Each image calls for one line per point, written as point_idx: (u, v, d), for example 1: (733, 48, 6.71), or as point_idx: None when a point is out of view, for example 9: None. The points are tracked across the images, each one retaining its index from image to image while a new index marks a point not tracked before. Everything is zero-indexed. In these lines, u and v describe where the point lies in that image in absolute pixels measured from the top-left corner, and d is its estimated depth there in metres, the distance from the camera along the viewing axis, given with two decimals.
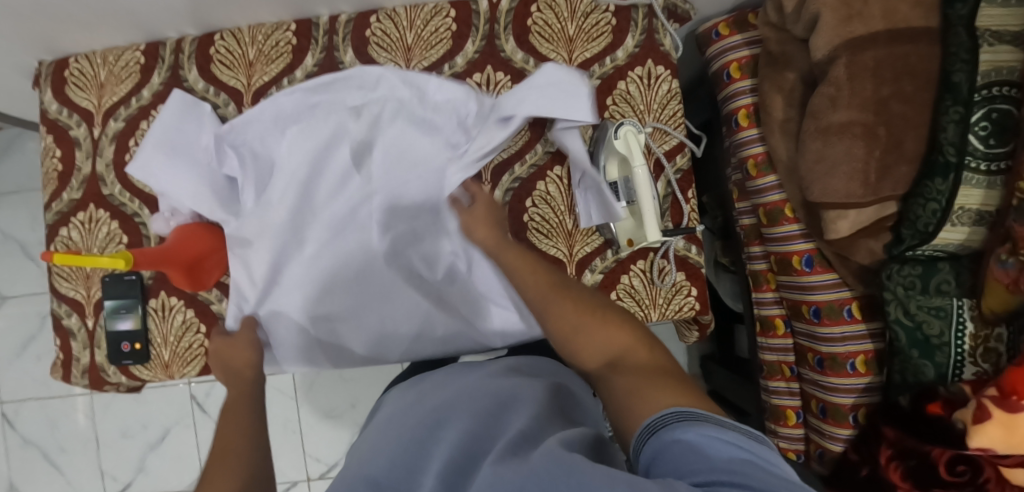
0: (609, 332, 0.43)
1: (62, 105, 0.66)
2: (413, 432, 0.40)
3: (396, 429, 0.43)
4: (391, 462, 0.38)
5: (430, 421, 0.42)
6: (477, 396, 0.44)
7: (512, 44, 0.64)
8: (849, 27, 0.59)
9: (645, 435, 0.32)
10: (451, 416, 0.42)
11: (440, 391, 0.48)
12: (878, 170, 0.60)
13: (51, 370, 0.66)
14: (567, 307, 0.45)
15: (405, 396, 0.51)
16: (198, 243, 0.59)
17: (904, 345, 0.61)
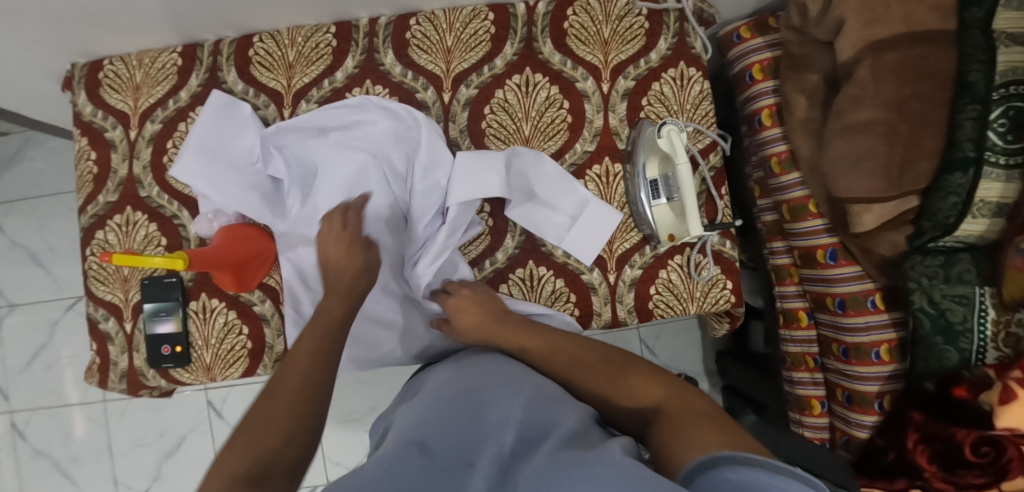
0: (644, 387, 0.46)
1: (97, 108, 0.65)
2: (473, 407, 0.41)
3: (437, 401, 0.43)
4: (444, 431, 0.38)
5: (490, 399, 0.42)
6: (525, 384, 0.45)
7: (550, 47, 0.66)
8: (872, 29, 0.61)
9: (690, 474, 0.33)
10: (500, 395, 0.42)
11: (486, 372, 0.48)
12: (900, 165, 0.62)
13: (87, 375, 0.65)
14: (606, 371, 0.50)
15: (449, 370, 0.52)
16: (243, 246, 0.59)
17: (928, 333, 0.63)
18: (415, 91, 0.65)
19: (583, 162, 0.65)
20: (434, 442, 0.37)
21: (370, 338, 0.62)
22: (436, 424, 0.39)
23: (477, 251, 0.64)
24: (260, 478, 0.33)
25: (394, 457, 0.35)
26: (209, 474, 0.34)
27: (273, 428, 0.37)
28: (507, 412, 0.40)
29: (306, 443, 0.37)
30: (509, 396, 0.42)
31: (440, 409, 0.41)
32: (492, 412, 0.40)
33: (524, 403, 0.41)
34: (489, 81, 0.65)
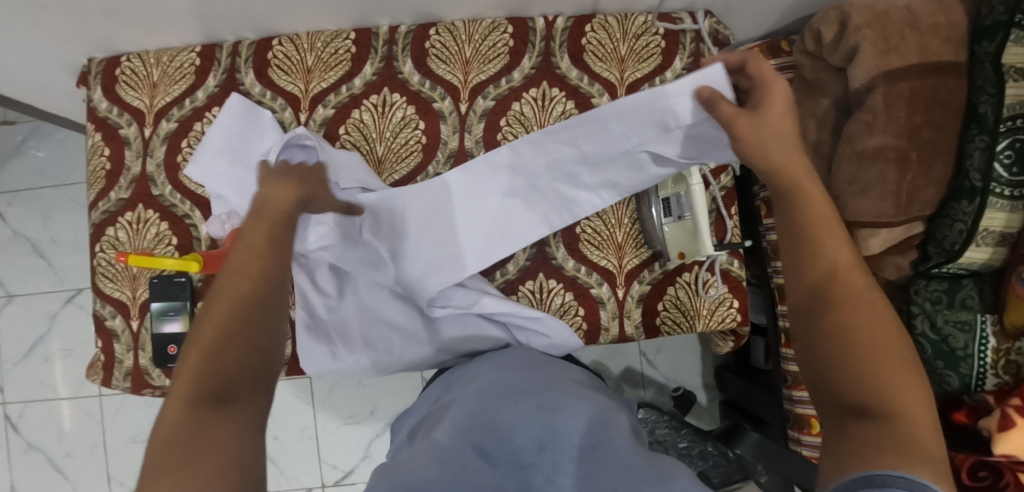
0: (879, 352, 0.32)
1: (113, 104, 0.65)
2: (521, 411, 0.45)
3: (485, 402, 0.47)
4: (500, 439, 0.43)
5: (537, 404, 0.46)
6: (570, 390, 0.49)
7: (567, 62, 0.67)
8: (887, 59, 0.61)
9: (859, 479, 0.28)
10: (557, 402, 0.46)
11: (532, 376, 0.53)
12: (909, 192, 0.63)
13: (91, 372, 0.65)
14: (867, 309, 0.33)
15: (488, 374, 0.54)
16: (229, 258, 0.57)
17: (930, 357, 0.65)
18: (433, 100, 0.65)
19: None
20: (495, 452, 0.42)
21: (380, 345, 0.62)
22: (490, 435, 0.43)
23: (487, 261, 0.64)
24: (226, 391, 0.32)
25: (456, 461, 0.39)
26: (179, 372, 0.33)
27: (236, 336, 0.34)
28: (560, 421, 0.44)
29: (273, 337, 0.36)
30: (560, 401, 0.47)
31: (495, 412, 0.45)
32: (540, 419, 0.44)
33: (576, 411, 0.45)
34: (506, 94, 0.66)
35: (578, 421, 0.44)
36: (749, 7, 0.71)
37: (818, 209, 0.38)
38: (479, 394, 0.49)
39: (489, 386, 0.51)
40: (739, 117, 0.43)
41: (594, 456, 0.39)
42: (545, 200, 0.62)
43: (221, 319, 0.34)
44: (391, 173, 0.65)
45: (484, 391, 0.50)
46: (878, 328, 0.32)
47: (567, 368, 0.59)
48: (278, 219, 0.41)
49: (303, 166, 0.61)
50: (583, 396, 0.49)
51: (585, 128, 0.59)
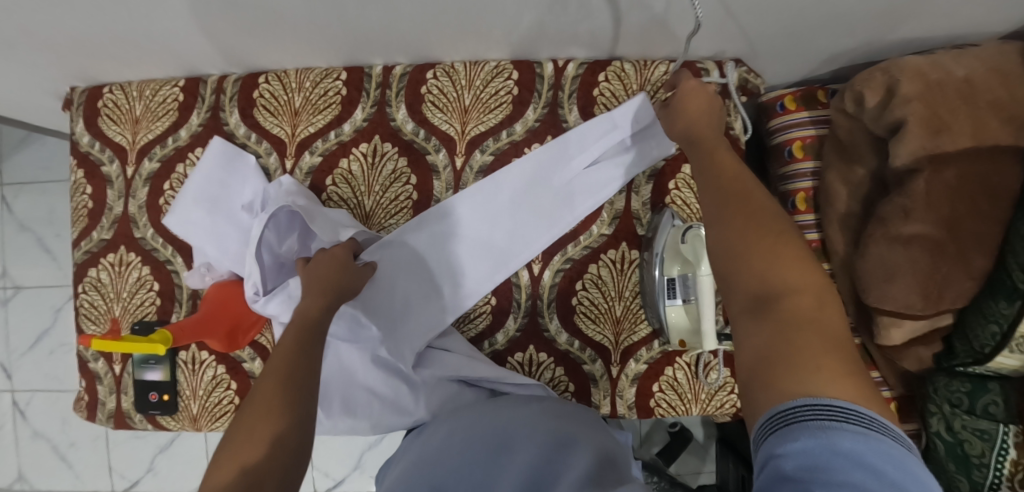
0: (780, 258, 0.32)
1: (95, 139, 0.62)
2: (480, 453, 0.45)
3: (448, 449, 0.47)
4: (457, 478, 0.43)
5: (494, 447, 0.46)
6: (537, 426, 0.48)
7: (576, 115, 0.61)
8: (935, 139, 0.54)
9: (766, 423, 0.26)
10: (513, 446, 0.45)
11: (505, 413, 0.51)
12: (940, 285, 0.57)
13: (76, 409, 0.65)
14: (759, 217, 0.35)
15: (461, 417, 0.52)
16: (186, 332, 0.54)
17: (942, 456, 0.62)
18: (426, 152, 0.60)
19: (597, 247, 0.61)
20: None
21: (358, 410, 0.60)
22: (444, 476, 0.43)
23: (477, 328, 0.61)
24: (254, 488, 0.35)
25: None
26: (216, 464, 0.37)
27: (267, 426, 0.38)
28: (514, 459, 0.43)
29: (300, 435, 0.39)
30: (521, 441, 0.46)
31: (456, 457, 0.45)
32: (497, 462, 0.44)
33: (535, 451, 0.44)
34: (506, 148, 0.60)
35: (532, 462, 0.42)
36: (787, 56, 0.63)
37: (723, 166, 0.41)
38: (446, 439, 0.49)
39: (461, 429, 0.50)
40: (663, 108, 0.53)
41: None
42: (529, 225, 0.60)
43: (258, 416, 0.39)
44: (380, 228, 0.61)
45: (451, 436, 0.49)
46: (762, 224, 0.34)
47: (577, 412, 0.53)
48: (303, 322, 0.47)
49: (290, 232, 0.57)
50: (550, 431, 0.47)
51: (558, 145, 0.60)
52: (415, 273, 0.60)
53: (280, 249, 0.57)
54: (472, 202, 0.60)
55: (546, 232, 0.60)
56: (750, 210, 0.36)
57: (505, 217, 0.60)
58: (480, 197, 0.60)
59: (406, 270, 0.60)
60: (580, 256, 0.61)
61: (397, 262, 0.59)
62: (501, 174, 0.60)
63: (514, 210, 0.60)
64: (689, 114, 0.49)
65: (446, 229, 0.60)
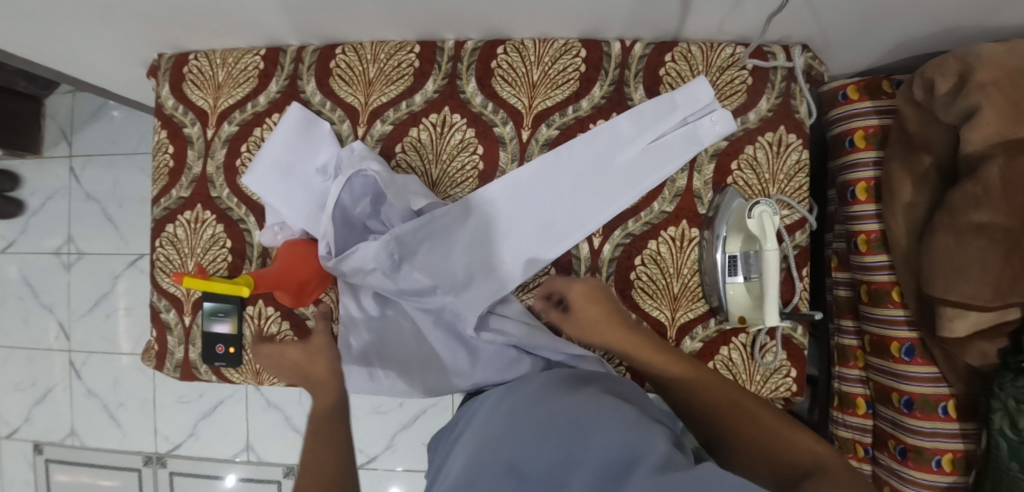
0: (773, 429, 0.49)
1: (179, 102, 0.65)
2: (549, 429, 0.42)
3: (514, 424, 0.44)
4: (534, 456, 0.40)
5: (564, 424, 0.42)
6: (602, 406, 0.45)
7: (641, 94, 0.62)
8: (1013, 127, 0.54)
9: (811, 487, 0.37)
10: (588, 419, 0.42)
11: (561, 390, 0.48)
12: (1013, 279, 0.56)
13: (145, 358, 0.68)
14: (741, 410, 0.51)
15: (513, 394, 0.49)
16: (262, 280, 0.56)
17: (1005, 457, 0.59)
18: (494, 125, 0.62)
19: (658, 223, 0.61)
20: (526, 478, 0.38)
21: (416, 372, 0.61)
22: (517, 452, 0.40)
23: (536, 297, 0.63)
24: None
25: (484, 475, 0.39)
26: None
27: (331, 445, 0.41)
28: (591, 434, 0.41)
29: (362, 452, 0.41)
30: (594, 419, 0.42)
31: (523, 433, 0.42)
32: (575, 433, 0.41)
33: (613, 424, 0.42)
34: (571, 123, 0.62)
35: (615, 436, 0.40)
36: (855, 44, 0.63)
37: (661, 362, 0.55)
38: (504, 413, 0.46)
39: (521, 405, 0.46)
40: (553, 312, 0.60)
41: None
42: (592, 199, 0.61)
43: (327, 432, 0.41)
44: (446, 197, 0.63)
45: (511, 413, 0.46)
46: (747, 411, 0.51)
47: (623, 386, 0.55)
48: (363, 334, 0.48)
49: (360, 196, 0.60)
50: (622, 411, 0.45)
51: (624, 121, 0.61)
52: (477, 243, 0.61)
53: (350, 211, 0.60)
54: (537, 172, 0.61)
55: (610, 207, 0.61)
56: (734, 403, 0.52)
57: (570, 188, 0.61)
58: (545, 168, 0.61)
59: (475, 235, 0.61)
60: (639, 232, 0.61)
61: (465, 229, 0.61)
62: (567, 149, 0.61)
63: (578, 182, 0.61)
64: (588, 322, 0.57)
65: (512, 198, 0.61)
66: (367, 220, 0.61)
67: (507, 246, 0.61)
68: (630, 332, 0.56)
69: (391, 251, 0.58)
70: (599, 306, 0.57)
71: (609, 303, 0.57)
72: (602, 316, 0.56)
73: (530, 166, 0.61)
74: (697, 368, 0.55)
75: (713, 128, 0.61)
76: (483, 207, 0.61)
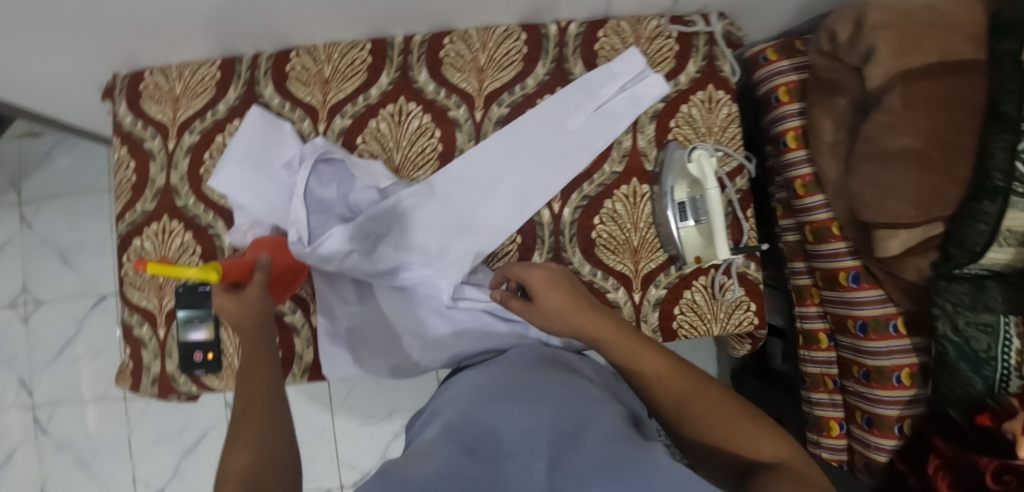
0: (741, 428, 0.44)
1: (137, 118, 0.66)
2: (511, 402, 0.42)
3: (474, 406, 0.43)
4: (487, 429, 0.39)
5: (525, 399, 0.43)
6: (563, 386, 0.46)
7: (581, 68, 0.67)
8: (904, 60, 0.62)
9: None
10: (547, 396, 0.44)
11: (526, 372, 0.49)
12: (931, 193, 0.61)
13: (120, 378, 0.67)
14: (707, 400, 0.46)
15: (475, 378, 0.50)
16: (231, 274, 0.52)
17: (953, 359, 0.64)
18: (448, 109, 0.66)
19: (610, 183, 0.66)
20: (479, 446, 0.37)
21: (402, 352, 0.63)
22: (479, 435, 0.39)
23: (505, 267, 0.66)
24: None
25: (440, 458, 0.34)
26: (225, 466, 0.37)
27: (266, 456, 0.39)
28: (547, 410, 0.41)
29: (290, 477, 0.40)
30: (553, 397, 0.43)
31: (485, 408, 0.42)
32: (532, 410, 0.41)
33: (571, 400, 0.43)
34: (520, 100, 0.66)
35: (570, 411, 0.41)
36: (765, 8, 0.71)
37: (620, 347, 0.50)
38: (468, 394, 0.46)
39: (487, 384, 0.47)
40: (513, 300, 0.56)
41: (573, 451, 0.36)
42: (548, 166, 0.65)
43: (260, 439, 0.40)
44: (409, 181, 0.66)
45: (475, 391, 0.46)
46: (717, 405, 0.45)
47: (576, 360, 0.56)
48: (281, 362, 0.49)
49: (330, 182, 0.61)
50: (578, 390, 0.46)
51: (568, 94, 0.66)
52: (444, 219, 0.63)
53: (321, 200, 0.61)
54: (495, 146, 0.65)
55: (565, 173, 0.65)
56: (701, 393, 0.47)
57: (525, 158, 0.65)
58: (500, 141, 0.65)
59: (442, 209, 0.63)
60: (593, 194, 0.65)
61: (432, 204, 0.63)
62: (520, 122, 0.65)
63: (533, 152, 0.65)
64: (552, 310, 0.53)
65: (473, 173, 0.64)
66: (337, 206, 0.61)
67: (475, 217, 0.64)
68: (599, 324, 0.52)
69: (360, 232, 0.60)
70: (564, 296, 0.53)
71: (576, 299, 0.54)
72: (565, 305, 0.53)
73: (486, 141, 0.65)
74: (668, 358, 0.49)
75: (651, 92, 0.66)
76: (447, 184, 0.64)
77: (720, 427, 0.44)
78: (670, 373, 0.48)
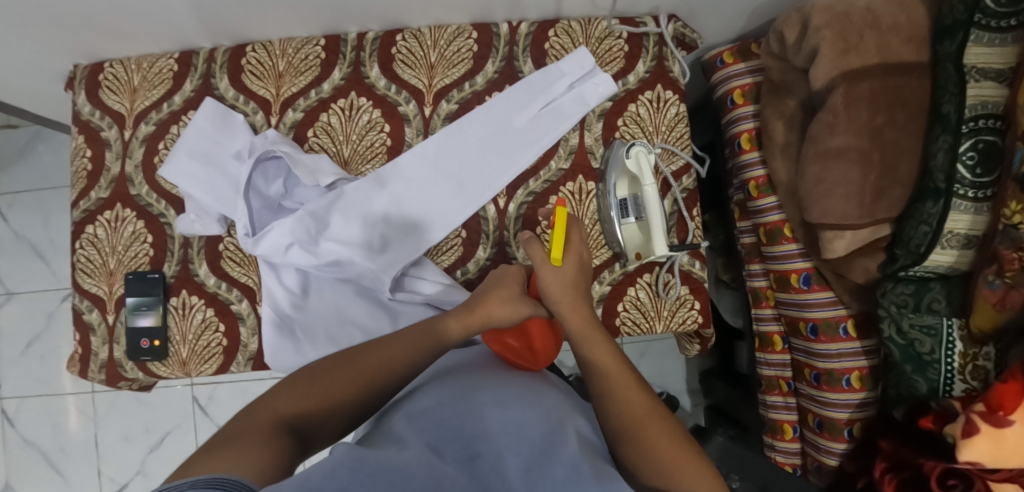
0: (686, 457, 0.42)
1: (95, 108, 0.68)
2: (477, 409, 0.41)
3: (452, 394, 0.43)
4: (453, 435, 0.37)
5: (491, 405, 0.41)
6: (527, 392, 0.45)
7: (530, 66, 0.68)
8: (846, 59, 0.62)
9: None
10: (515, 401, 0.42)
11: (486, 376, 0.48)
12: (873, 193, 0.62)
13: (69, 364, 0.67)
14: (661, 432, 0.43)
15: (431, 378, 0.48)
16: (536, 340, 0.57)
17: (898, 360, 0.64)
18: (398, 104, 0.67)
19: (556, 180, 0.66)
20: (448, 449, 0.35)
21: (344, 343, 0.64)
22: (453, 435, 0.37)
23: (449, 260, 0.66)
24: (296, 429, 0.39)
25: (412, 450, 0.33)
26: (297, 398, 0.41)
27: (328, 392, 0.42)
28: (522, 414, 0.41)
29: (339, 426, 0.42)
30: (519, 403, 0.42)
31: (451, 409, 0.40)
32: (509, 412, 0.41)
33: (537, 408, 0.42)
34: (469, 97, 0.67)
35: (539, 418, 0.40)
36: (716, 10, 0.72)
37: (603, 361, 0.49)
38: (429, 392, 0.44)
39: (450, 383, 0.45)
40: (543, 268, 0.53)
41: (547, 464, 0.35)
42: (494, 163, 0.66)
43: (345, 382, 0.44)
44: (358, 174, 0.67)
45: (437, 389, 0.44)
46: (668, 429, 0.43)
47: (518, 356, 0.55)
48: (419, 337, 0.49)
49: (275, 177, 0.64)
50: (540, 398, 0.45)
51: (516, 92, 0.67)
52: (391, 212, 0.64)
53: (266, 193, 0.63)
54: (443, 143, 0.66)
55: (510, 169, 0.66)
56: (656, 417, 0.45)
57: (473, 154, 0.66)
58: (447, 136, 0.66)
59: (393, 203, 0.65)
60: (538, 192, 0.66)
61: (385, 199, 0.64)
62: (469, 119, 0.66)
63: (481, 148, 0.66)
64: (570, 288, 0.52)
65: (422, 168, 0.66)
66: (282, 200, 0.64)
67: (425, 212, 0.65)
68: (578, 307, 0.52)
69: (307, 225, 0.61)
70: (571, 272, 0.54)
71: (580, 273, 0.55)
72: (568, 285, 0.53)
73: (432, 136, 0.66)
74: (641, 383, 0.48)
75: (597, 91, 0.67)
76: (397, 179, 0.65)
77: (671, 456, 0.41)
78: (639, 392, 0.46)
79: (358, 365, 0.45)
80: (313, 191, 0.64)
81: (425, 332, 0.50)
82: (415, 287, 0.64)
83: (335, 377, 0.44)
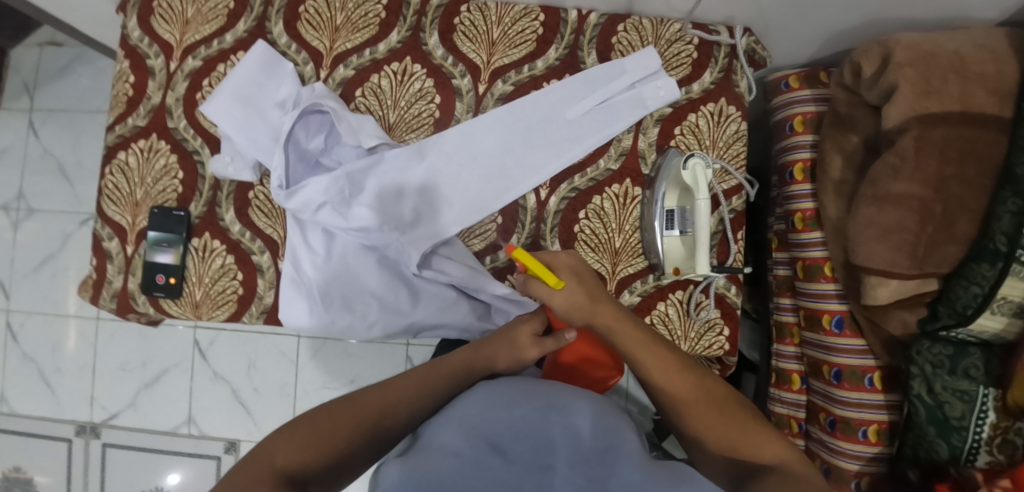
0: (741, 426, 0.44)
1: (145, 34, 0.66)
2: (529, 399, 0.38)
3: (498, 386, 0.40)
4: (511, 430, 0.35)
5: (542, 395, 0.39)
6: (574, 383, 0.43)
7: (594, 58, 0.65)
8: (925, 102, 0.59)
9: None
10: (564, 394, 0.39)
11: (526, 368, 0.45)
12: (927, 245, 0.59)
13: (82, 288, 0.66)
14: (708, 406, 0.45)
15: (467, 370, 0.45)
16: (591, 353, 0.59)
17: (922, 421, 0.60)
18: (453, 77, 0.65)
19: (603, 179, 0.64)
20: (509, 449, 0.35)
21: (357, 312, 0.62)
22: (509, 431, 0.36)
23: (480, 244, 0.64)
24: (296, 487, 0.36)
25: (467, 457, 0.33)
26: (295, 449, 0.39)
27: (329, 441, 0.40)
28: (575, 410, 0.38)
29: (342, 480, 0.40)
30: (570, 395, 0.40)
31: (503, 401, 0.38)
32: (560, 408, 0.38)
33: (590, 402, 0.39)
34: (526, 81, 0.64)
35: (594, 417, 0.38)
36: (793, 31, 0.69)
37: (639, 351, 0.47)
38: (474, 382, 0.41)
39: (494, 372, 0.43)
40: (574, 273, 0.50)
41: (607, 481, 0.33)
42: (540, 152, 0.64)
43: (344, 426, 0.41)
44: (401, 141, 0.65)
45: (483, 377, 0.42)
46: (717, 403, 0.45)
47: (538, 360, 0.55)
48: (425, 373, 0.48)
49: (318, 132, 0.62)
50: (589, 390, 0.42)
51: (575, 83, 0.64)
52: (426, 186, 0.63)
53: (304, 146, 0.62)
54: (490, 124, 0.64)
55: (557, 161, 0.63)
56: (701, 393, 0.46)
57: (518, 140, 0.64)
58: (496, 117, 0.64)
59: (429, 179, 0.63)
60: (579, 192, 0.64)
61: (423, 173, 0.63)
62: (523, 104, 0.64)
63: (530, 136, 0.64)
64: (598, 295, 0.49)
65: (466, 146, 0.64)
66: (319, 156, 0.62)
67: (461, 192, 0.63)
68: (598, 304, 0.48)
69: (341, 186, 0.60)
70: (577, 286, 0.49)
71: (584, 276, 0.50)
72: (583, 300, 0.48)
73: (478, 117, 0.64)
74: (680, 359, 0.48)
75: (657, 96, 0.64)
76: (438, 155, 0.63)
77: (722, 430, 0.44)
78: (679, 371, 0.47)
79: (360, 406, 0.43)
80: (354, 153, 0.62)
81: (431, 371, 0.48)
82: (441, 266, 0.62)
83: (335, 420, 0.42)
